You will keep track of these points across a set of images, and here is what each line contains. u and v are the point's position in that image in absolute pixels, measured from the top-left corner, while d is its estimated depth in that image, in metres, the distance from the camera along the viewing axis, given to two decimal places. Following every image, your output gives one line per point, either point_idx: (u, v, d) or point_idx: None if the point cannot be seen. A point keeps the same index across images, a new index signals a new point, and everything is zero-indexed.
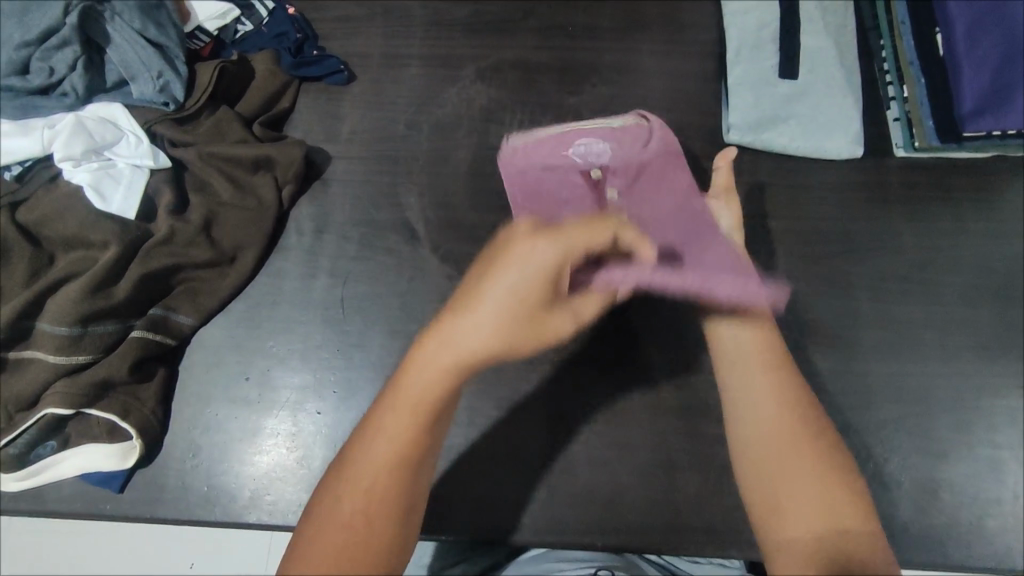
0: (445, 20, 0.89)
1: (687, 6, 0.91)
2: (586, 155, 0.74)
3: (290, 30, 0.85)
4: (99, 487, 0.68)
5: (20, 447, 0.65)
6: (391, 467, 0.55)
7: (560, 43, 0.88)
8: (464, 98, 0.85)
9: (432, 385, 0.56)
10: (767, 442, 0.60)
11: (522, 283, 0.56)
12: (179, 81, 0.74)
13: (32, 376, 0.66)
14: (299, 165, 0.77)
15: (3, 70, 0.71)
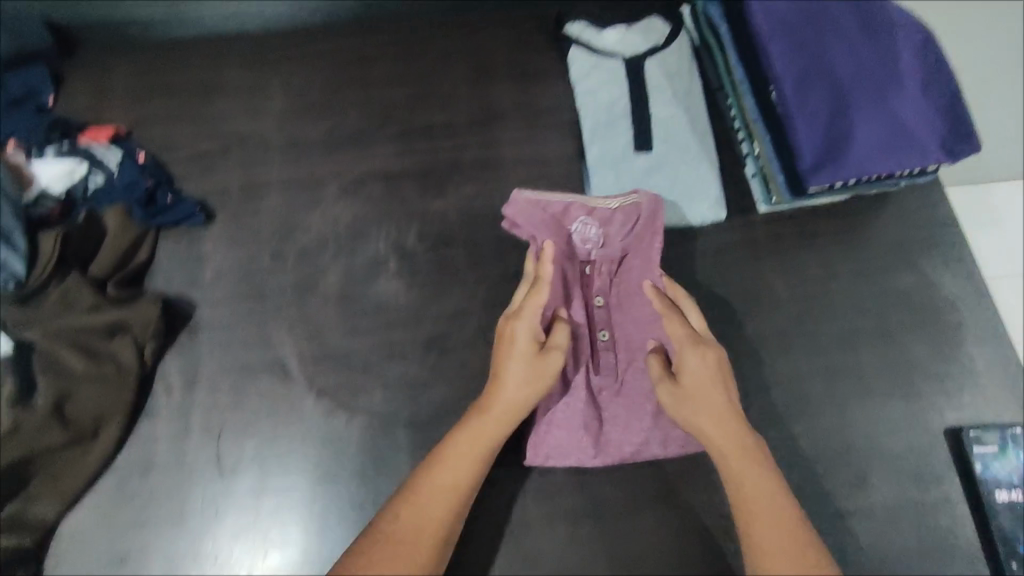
0: (300, 141, 0.89)
1: (540, 92, 0.92)
2: (583, 242, 0.77)
3: (140, 179, 0.83)
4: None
5: None
6: (461, 490, 0.62)
7: (419, 146, 0.88)
8: (328, 219, 0.84)
9: (483, 432, 0.64)
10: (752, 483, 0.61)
11: (524, 350, 0.67)
12: (17, 257, 0.71)
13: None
14: (157, 322, 0.75)
15: None
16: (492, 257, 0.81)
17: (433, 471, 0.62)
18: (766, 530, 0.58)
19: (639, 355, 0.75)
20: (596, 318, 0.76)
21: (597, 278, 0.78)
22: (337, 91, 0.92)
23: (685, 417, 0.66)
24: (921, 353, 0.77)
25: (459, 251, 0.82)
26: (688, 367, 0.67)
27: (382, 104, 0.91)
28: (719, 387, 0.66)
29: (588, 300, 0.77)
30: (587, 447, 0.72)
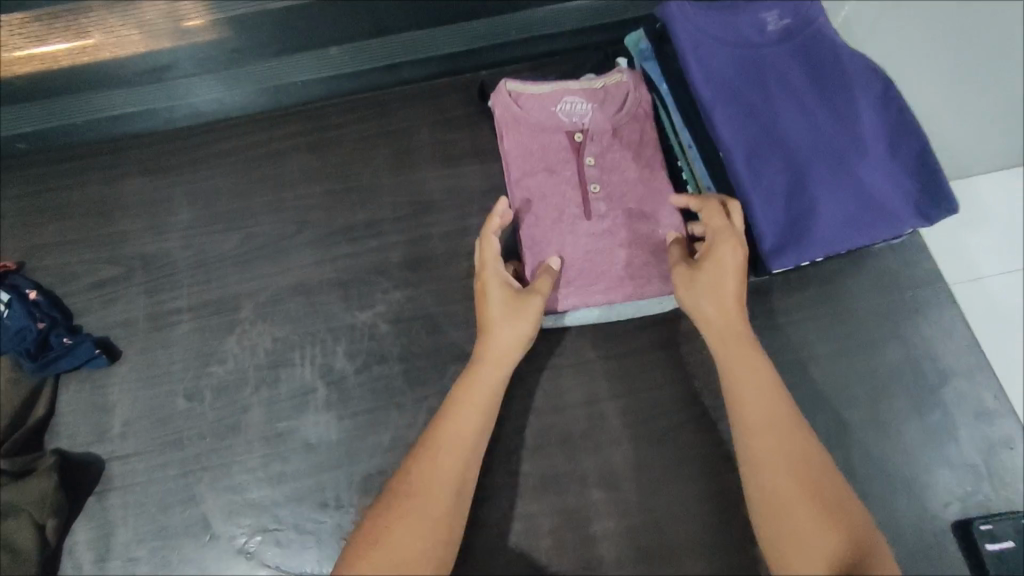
0: (210, 258, 0.80)
1: (472, 171, 0.84)
2: (569, 115, 0.76)
3: (29, 324, 0.73)
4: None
5: None
6: (470, 431, 0.59)
7: (342, 250, 0.80)
8: (247, 345, 0.75)
9: (477, 380, 0.62)
10: (763, 402, 0.58)
11: (492, 291, 0.64)
12: None
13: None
14: (55, 496, 0.66)
15: None
16: (430, 373, 0.73)
17: (436, 431, 0.59)
18: (781, 464, 0.55)
19: (630, 209, 0.73)
20: (586, 176, 0.74)
21: (589, 144, 0.75)
22: (248, 195, 0.83)
23: (694, 307, 0.64)
24: (916, 435, 0.69)
25: (394, 369, 0.73)
26: (715, 256, 0.63)
27: (299, 204, 0.83)
28: (739, 280, 0.63)
29: (578, 161, 0.74)
30: (583, 286, 0.71)
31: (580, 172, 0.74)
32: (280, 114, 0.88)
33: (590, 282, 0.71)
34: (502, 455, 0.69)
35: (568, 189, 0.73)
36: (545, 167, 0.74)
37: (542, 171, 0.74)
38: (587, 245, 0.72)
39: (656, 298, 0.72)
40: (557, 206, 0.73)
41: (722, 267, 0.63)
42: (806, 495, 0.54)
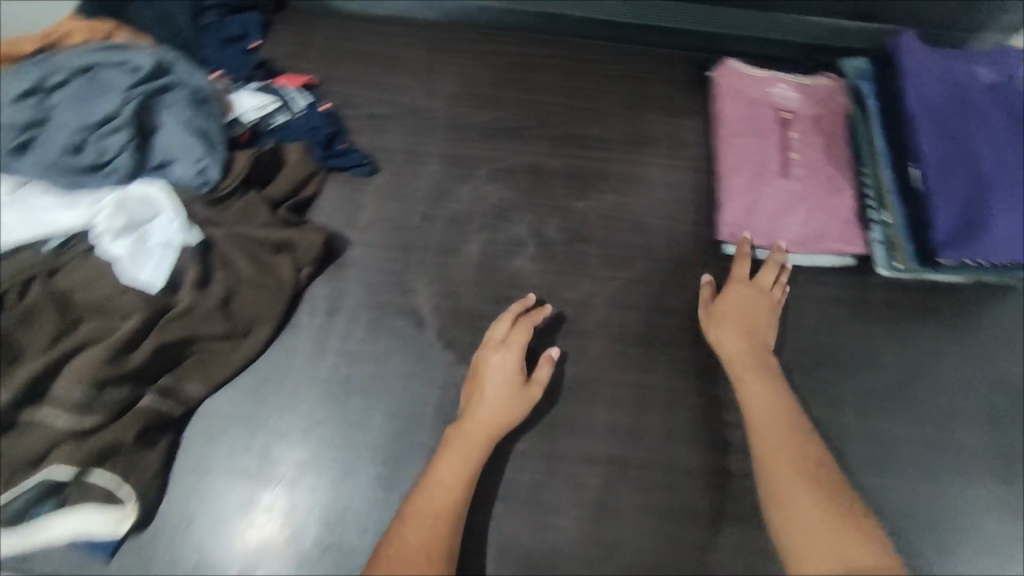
0: (464, 124, 0.97)
1: (687, 126, 0.99)
2: (779, 98, 0.97)
3: (322, 125, 0.93)
4: (90, 556, 0.68)
5: (20, 506, 0.65)
6: (454, 499, 0.67)
7: (569, 152, 0.96)
8: (478, 195, 0.91)
9: (468, 448, 0.70)
10: (772, 418, 0.71)
11: (505, 368, 0.75)
12: (217, 164, 0.80)
13: (36, 438, 0.67)
14: (319, 250, 0.82)
15: (56, 149, 0.74)
16: (622, 263, 0.88)
17: (420, 497, 0.67)
18: (782, 454, 0.68)
19: (820, 175, 0.92)
20: (788, 143, 0.94)
21: (792, 122, 0.96)
22: (503, 89, 1.01)
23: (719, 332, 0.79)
24: (1019, 439, 0.79)
25: (592, 250, 0.89)
26: (729, 298, 0.81)
27: (541, 108, 0.99)
28: (756, 312, 0.80)
29: (782, 133, 0.95)
30: (768, 221, 0.89)
31: (783, 139, 0.94)
32: (540, 38, 1.06)
33: (775, 219, 0.89)
34: (665, 339, 0.83)
35: (771, 150, 0.93)
36: (755, 133, 0.94)
37: (751, 133, 0.95)
38: (782, 193, 0.91)
39: (827, 251, 0.88)
40: (760, 161, 0.93)
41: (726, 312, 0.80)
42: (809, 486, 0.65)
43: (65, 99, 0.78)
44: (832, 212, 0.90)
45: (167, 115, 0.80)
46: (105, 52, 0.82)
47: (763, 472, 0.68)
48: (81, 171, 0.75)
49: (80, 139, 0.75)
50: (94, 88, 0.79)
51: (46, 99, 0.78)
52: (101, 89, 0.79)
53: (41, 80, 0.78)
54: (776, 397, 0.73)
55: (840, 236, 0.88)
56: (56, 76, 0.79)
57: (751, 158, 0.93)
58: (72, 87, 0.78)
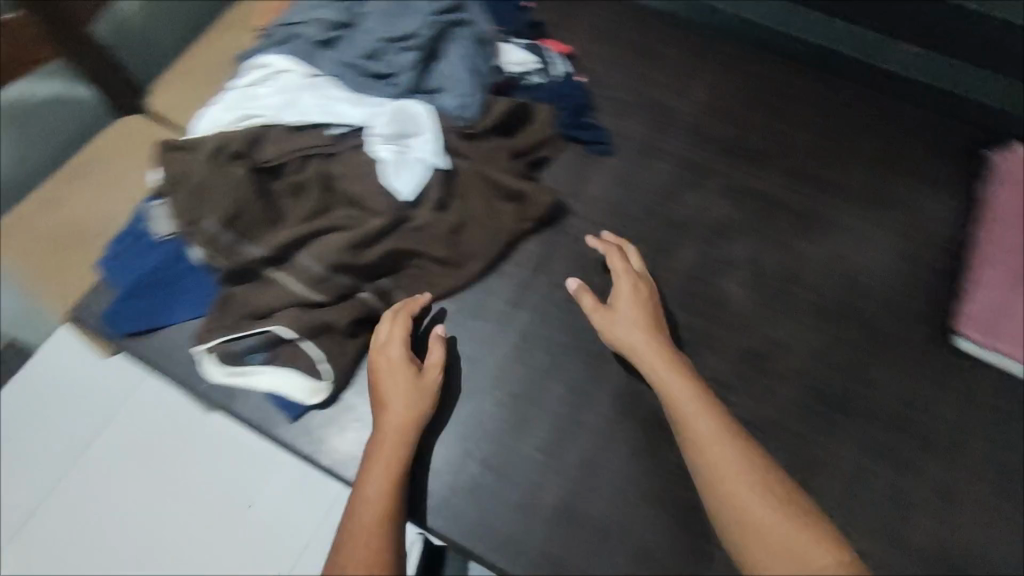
0: (705, 132, 0.95)
1: (945, 201, 0.91)
2: None
3: (575, 97, 0.95)
4: (280, 412, 0.75)
5: (241, 348, 0.74)
6: (390, 512, 0.63)
7: (807, 190, 0.91)
8: (703, 205, 0.89)
9: (393, 450, 0.67)
10: (705, 421, 0.63)
11: (393, 362, 0.72)
12: (478, 104, 0.83)
13: (272, 295, 0.74)
14: (545, 210, 0.83)
15: (357, 51, 0.81)
16: (834, 317, 0.83)
17: (361, 506, 0.63)
18: (728, 478, 0.59)
19: None
20: None
21: None
22: (751, 109, 0.97)
23: (614, 324, 0.74)
24: None
25: (804, 294, 0.84)
26: (622, 308, 0.75)
27: (786, 138, 0.95)
28: (643, 324, 0.73)
29: None
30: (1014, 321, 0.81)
31: None
32: (802, 70, 1.01)
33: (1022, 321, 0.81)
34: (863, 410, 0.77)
35: None
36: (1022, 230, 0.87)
37: (1013, 225, 0.88)
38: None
39: None
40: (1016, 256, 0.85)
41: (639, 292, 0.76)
42: (747, 487, 0.58)
43: (377, 11, 0.85)
44: None
45: (453, 48, 0.85)
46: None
47: (692, 454, 0.62)
48: (370, 78, 0.81)
49: (379, 49, 0.82)
50: (403, 7, 0.85)
51: (362, 9, 0.86)
52: (408, 9, 0.85)
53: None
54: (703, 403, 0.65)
55: None
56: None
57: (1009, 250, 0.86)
58: (386, 2, 0.86)
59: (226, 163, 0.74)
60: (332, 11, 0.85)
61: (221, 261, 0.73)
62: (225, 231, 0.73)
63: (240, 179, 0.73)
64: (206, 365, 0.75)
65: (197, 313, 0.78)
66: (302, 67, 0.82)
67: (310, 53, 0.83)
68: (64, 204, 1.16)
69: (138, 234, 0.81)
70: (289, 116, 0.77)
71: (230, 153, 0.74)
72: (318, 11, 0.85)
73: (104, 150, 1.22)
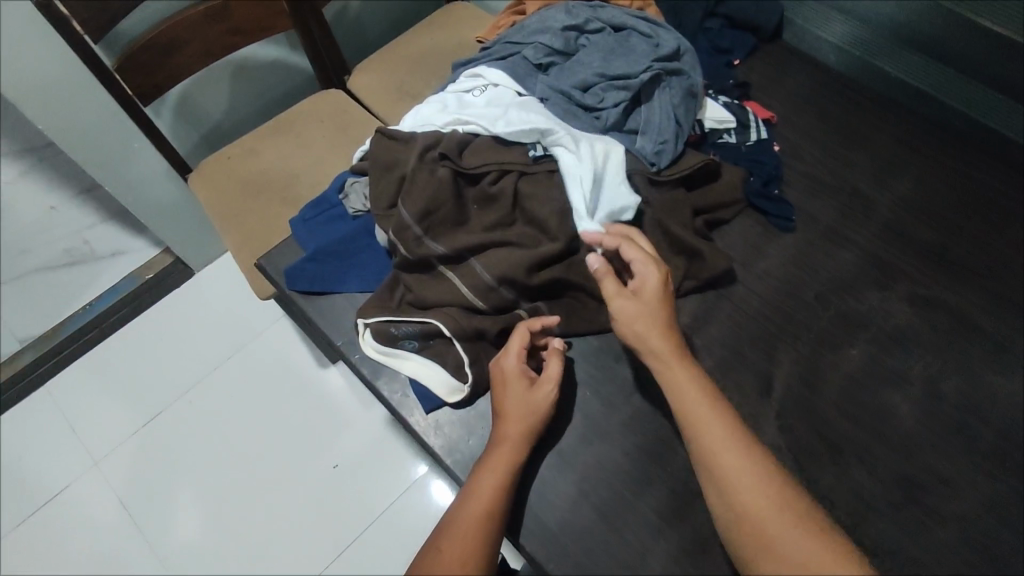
0: (900, 230, 0.89)
1: None
2: None
3: (768, 165, 0.93)
4: (418, 399, 0.79)
5: (399, 332, 0.78)
6: (488, 517, 0.66)
7: (1008, 318, 0.82)
8: (882, 306, 0.83)
9: (504, 455, 0.69)
10: (717, 430, 0.63)
11: (507, 374, 0.73)
12: (673, 153, 0.83)
13: (440, 292, 0.79)
14: (714, 274, 0.83)
15: (572, 82, 0.85)
16: (1018, 466, 0.74)
17: (467, 501, 0.67)
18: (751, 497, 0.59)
19: None
20: None
21: None
22: (962, 218, 0.90)
23: (632, 313, 0.70)
24: None
25: (984, 430, 0.76)
26: (637, 282, 0.71)
27: (996, 257, 0.87)
28: (655, 308, 0.70)
29: None
30: None
31: None
32: None
33: None
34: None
35: None
36: None
37: None
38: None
39: None
40: None
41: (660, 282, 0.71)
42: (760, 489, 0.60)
43: (597, 45, 0.88)
44: None
45: (661, 93, 0.86)
46: (642, 23, 0.91)
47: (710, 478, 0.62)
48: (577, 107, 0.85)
49: (592, 81, 0.85)
50: (622, 47, 0.88)
51: (581, 41, 0.90)
52: (625, 50, 0.88)
53: (588, 25, 0.90)
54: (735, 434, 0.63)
55: None
56: (599, 27, 0.90)
57: None
58: (605, 39, 0.89)
59: (433, 161, 0.81)
60: (554, 35, 0.89)
61: (407, 250, 0.79)
62: (416, 225, 0.79)
63: (442, 180, 0.79)
64: (365, 338, 0.80)
65: (365, 289, 0.88)
66: (516, 84, 0.87)
67: (525, 73, 0.88)
68: (261, 156, 1.30)
69: (334, 206, 0.92)
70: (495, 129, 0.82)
71: (438, 153, 0.80)
72: (541, 33, 0.90)
73: (305, 115, 1.36)
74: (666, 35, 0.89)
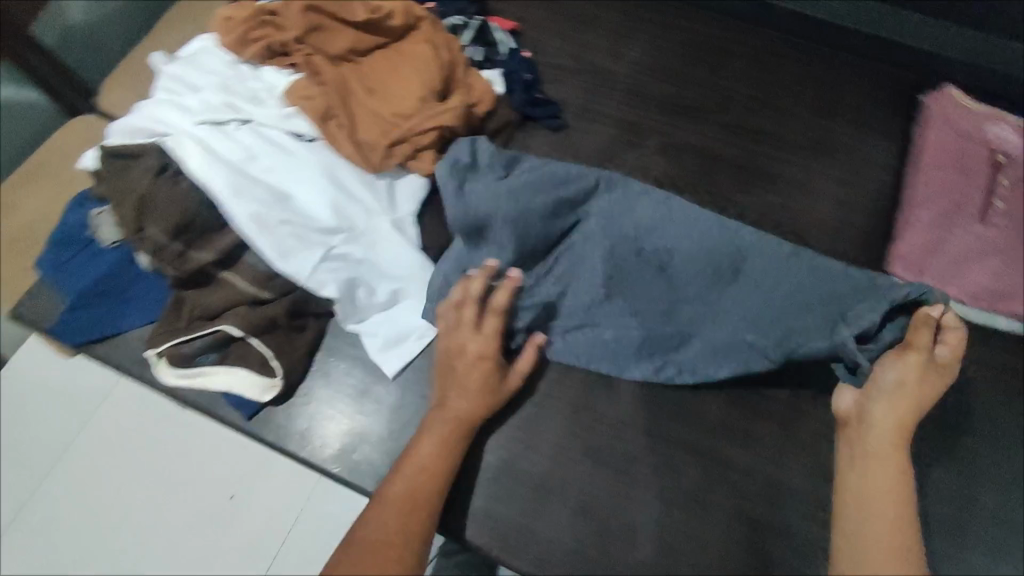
0: (642, 93, 0.96)
1: (876, 146, 0.93)
2: (998, 139, 0.87)
3: (520, 71, 0.92)
4: (235, 409, 0.75)
5: (191, 349, 0.74)
6: (428, 478, 0.67)
7: (744, 143, 0.92)
8: (640, 165, 0.90)
9: (439, 431, 0.69)
10: (893, 485, 0.62)
11: (482, 347, 0.71)
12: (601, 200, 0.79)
13: (218, 296, 0.74)
14: None
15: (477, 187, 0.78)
16: None
17: (400, 476, 0.67)
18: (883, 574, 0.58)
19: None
20: (995, 189, 0.84)
21: (1008, 167, 0.85)
22: (694, 69, 0.98)
23: (878, 386, 0.66)
24: None
25: None
26: (920, 342, 0.66)
27: (727, 96, 0.96)
28: (910, 411, 0.65)
29: (991, 176, 0.85)
30: (943, 266, 0.81)
31: (987, 186, 0.84)
32: (741, 25, 1.02)
33: (954, 266, 0.81)
34: None
35: (973, 193, 0.84)
36: (957, 167, 0.86)
37: (951, 167, 0.86)
38: (972, 237, 0.81)
39: (993, 311, 0.79)
40: (955, 201, 0.84)
41: (916, 385, 0.65)
42: (906, 537, 0.60)
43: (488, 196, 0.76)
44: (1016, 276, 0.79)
45: (861, 301, 0.70)
46: (571, 167, 0.79)
47: (852, 488, 0.63)
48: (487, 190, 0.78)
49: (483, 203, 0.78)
50: (824, 279, 0.73)
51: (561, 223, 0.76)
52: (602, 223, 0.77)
53: (556, 191, 0.77)
54: (898, 448, 0.64)
55: (998, 303, 0.79)
56: (549, 186, 0.77)
57: (940, 186, 0.85)
58: (599, 212, 0.78)
59: (173, 175, 0.73)
60: (546, 224, 0.76)
61: (172, 270, 0.72)
62: (172, 240, 0.71)
63: (187, 190, 0.72)
64: (160, 368, 0.74)
65: (148, 319, 0.77)
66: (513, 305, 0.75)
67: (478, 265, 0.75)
68: (16, 211, 1.16)
69: (86, 243, 0.80)
70: (261, 224, 0.71)
71: (175, 170, 0.73)
72: (602, 257, 0.75)
73: (54, 150, 1.22)
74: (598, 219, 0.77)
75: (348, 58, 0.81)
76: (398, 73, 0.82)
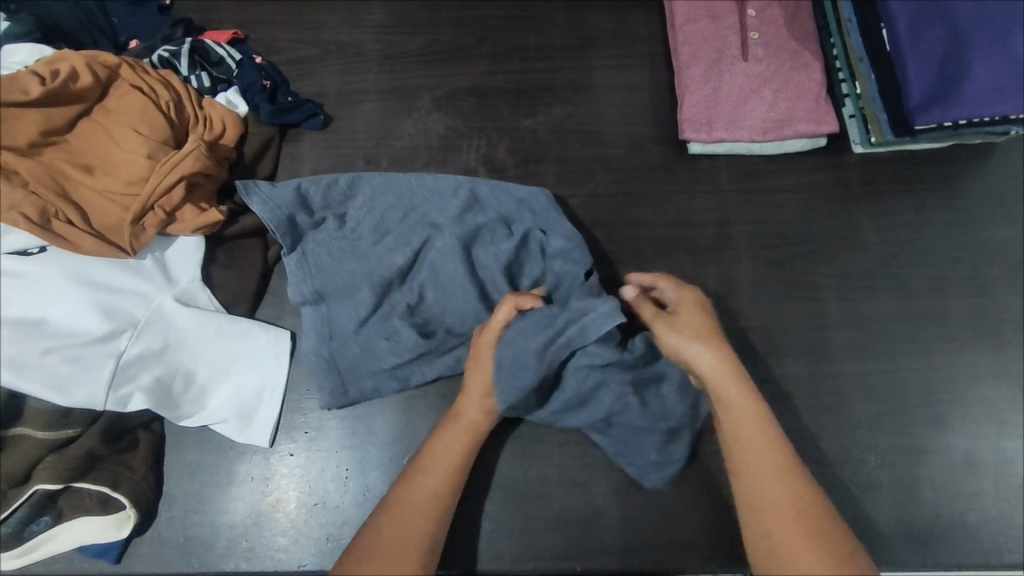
0: (397, 54, 0.89)
1: (636, 19, 0.92)
2: None
3: (258, 79, 0.83)
4: (97, 559, 0.68)
5: (13, 526, 0.65)
6: (444, 488, 0.63)
7: (514, 67, 0.89)
8: (422, 128, 0.86)
9: (461, 437, 0.66)
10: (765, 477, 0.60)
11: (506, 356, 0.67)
12: (389, 191, 0.76)
13: (17, 457, 0.65)
14: None
15: (311, 240, 0.75)
16: (581, 176, 0.84)
17: (416, 479, 0.63)
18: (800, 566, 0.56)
19: (784, 44, 0.84)
20: (748, 24, 0.85)
21: None
22: (439, 7, 0.92)
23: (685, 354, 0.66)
24: (1005, 301, 0.79)
25: (548, 170, 0.84)
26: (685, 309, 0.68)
27: (481, 24, 0.91)
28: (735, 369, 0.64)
29: (741, 13, 0.86)
30: (728, 116, 0.82)
31: (740, 23, 0.85)
32: None
33: (737, 110, 0.82)
34: (632, 252, 0.80)
35: (729, 34, 0.85)
36: (709, 16, 0.86)
37: (706, 18, 0.86)
38: (743, 78, 0.83)
39: (782, 139, 0.83)
40: (718, 48, 0.85)
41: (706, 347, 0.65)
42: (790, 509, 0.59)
43: (326, 250, 0.74)
44: (790, 100, 0.83)
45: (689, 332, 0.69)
46: (413, 176, 0.77)
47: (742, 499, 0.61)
48: (325, 246, 0.75)
49: (362, 247, 0.75)
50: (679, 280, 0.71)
51: (387, 246, 0.75)
52: (457, 229, 0.74)
53: (409, 212, 0.76)
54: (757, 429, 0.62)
55: (784, 129, 0.82)
56: (399, 210, 0.76)
57: (704, 38, 0.85)
58: (440, 243, 0.74)
59: None
60: (403, 249, 0.74)
61: None
62: None
63: None
64: None
65: None
66: (387, 345, 0.72)
67: (342, 311, 0.73)
68: None
69: None
70: (18, 366, 0.64)
71: None
72: (465, 266, 0.73)
73: None
74: (447, 233, 0.74)
75: (46, 142, 0.70)
76: (114, 137, 0.72)
